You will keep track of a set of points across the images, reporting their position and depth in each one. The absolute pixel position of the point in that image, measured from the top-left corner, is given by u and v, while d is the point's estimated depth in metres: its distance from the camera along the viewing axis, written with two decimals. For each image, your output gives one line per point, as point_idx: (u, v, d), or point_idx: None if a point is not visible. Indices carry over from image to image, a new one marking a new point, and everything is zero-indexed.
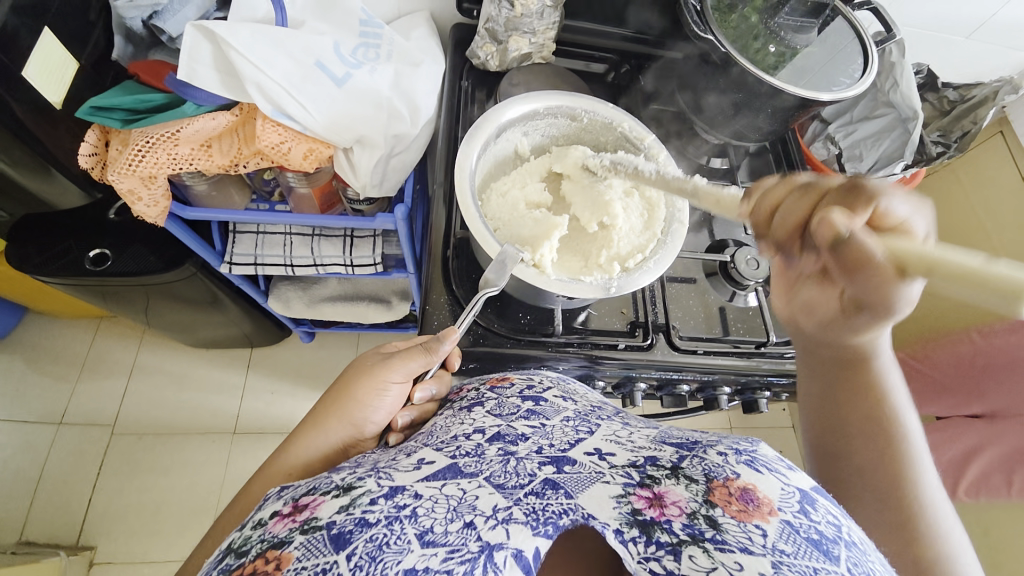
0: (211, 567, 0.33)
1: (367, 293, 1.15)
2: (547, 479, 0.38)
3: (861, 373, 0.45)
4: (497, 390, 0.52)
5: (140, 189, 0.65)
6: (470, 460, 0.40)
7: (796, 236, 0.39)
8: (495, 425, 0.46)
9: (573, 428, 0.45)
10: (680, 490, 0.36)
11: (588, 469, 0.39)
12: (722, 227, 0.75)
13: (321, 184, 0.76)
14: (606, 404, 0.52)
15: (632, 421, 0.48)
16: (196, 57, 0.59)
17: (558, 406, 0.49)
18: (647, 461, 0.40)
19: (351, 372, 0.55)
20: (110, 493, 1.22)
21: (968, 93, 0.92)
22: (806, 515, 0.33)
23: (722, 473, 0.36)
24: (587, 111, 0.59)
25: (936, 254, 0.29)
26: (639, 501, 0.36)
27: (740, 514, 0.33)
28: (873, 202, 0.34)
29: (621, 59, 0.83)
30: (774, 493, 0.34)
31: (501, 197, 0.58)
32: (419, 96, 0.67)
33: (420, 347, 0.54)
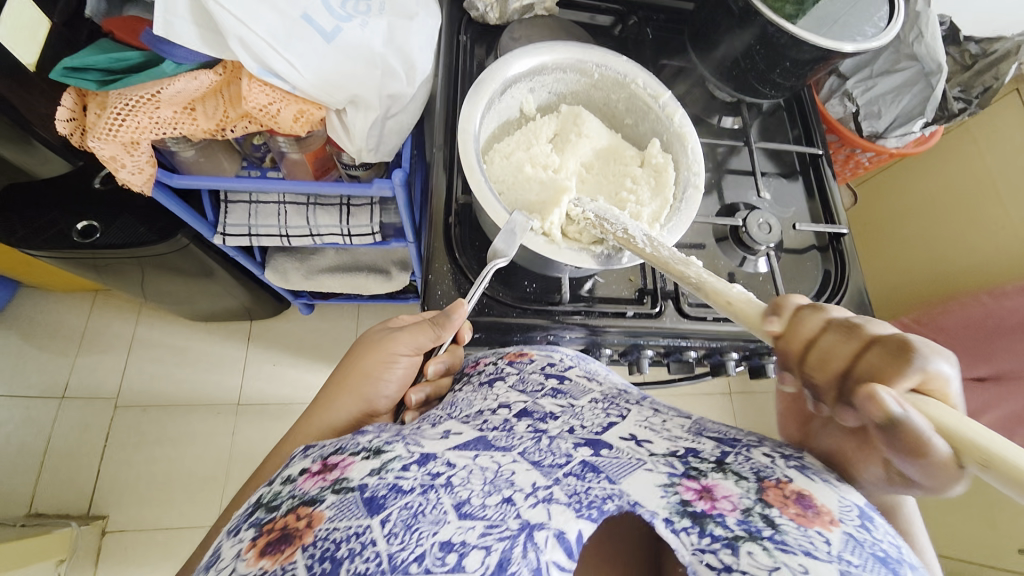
0: (242, 519, 0.35)
1: (366, 264, 1.13)
2: (585, 461, 0.39)
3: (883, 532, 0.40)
4: (517, 364, 0.51)
5: (123, 155, 0.62)
6: (501, 435, 0.41)
7: (834, 381, 0.35)
8: (522, 400, 0.46)
9: (604, 411, 0.44)
10: (730, 484, 0.36)
11: (626, 455, 0.39)
12: (733, 190, 0.72)
13: (314, 149, 0.73)
14: (630, 389, 0.51)
15: (663, 407, 0.46)
16: (172, 9, 0.54)
17: (584, 386, 0.48)
18: (688, 452, 0.39)
19: (361, 345, 0.55)
20: (118, 464, 1.23)
21: (991, 47, 0.89)
22: (869, 530, 0.32)
23: (773, 475, 0.37)
24: (598, 65, 0.55)
25: (995, 448, 0.28)
26: (687, 493, 0.36)
27: (799, 517, 0.33)
28: (923, 368, 0.32)
29: (628, 9, 0.78)
30: (833, 503, 0.34)
31: (504, 159, 0.55)
32: (414, 52, 0.62)
33: (428, 322, 0.53)
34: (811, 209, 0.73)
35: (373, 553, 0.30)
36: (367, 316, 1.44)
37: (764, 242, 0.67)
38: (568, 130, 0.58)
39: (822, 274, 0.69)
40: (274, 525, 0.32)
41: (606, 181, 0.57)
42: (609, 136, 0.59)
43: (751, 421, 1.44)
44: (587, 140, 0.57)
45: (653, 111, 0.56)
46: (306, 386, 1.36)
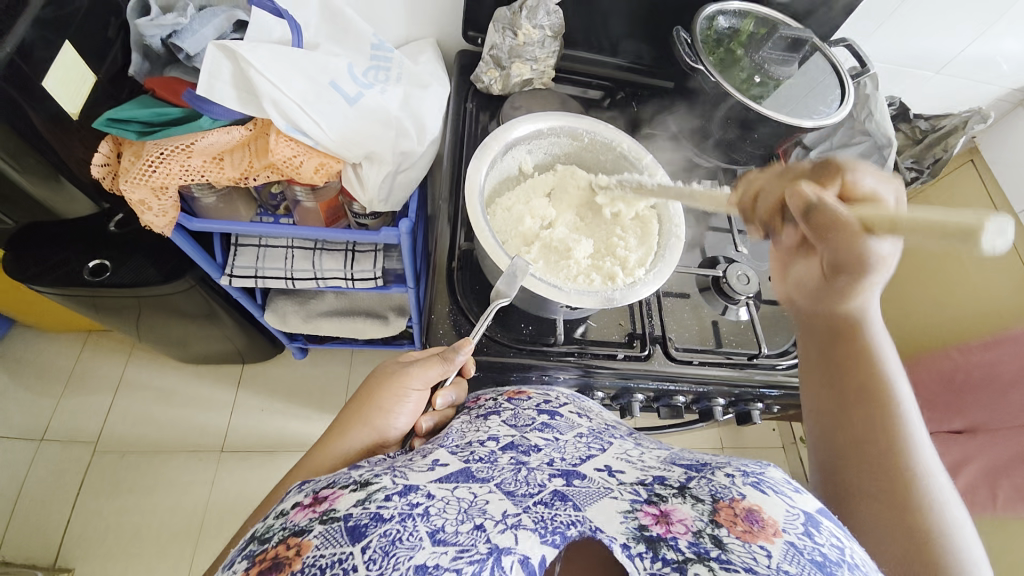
0: (235, 555, 0.34)
1: (364, 309, 1.16)
2: (556, 490, 0.40)
3: (850, 341, 0.46)
4: (515, 401, 0.54)
5: (151, 199, 0.66)
6: (482, 466, 0.42)
7: (775, 214, 0.47)
8: (510, 433, 0.48)
9: (585, 445, 0.47)
10: (687, 508, 0.38)
11: (597, 484, 0.41)
12: (713, 245, 0.79)
13: (327, 199, 0.78)
14: (618, 424, 0.54)
15: (644, 442, 0.50)
16: (217, 74, 0.61)
17: (572, 422, 0.51)
18: (655, 480, 0.42)
19: (373, 379, 0.57)
20: (91, 513, 1.18)
21: (938, 123, 0.99)
22: (810, 537, 0.34)
23: (728, 494, 0.38)
24: (589, 132, 0.63)
25: (898, 215, 0.35)
26: (646, 518, 0.37)
27: (745, 535, 0.34)
28: (840, 177, 0.42)
29: (616, 86, 0.88)
30: (778, 514, 0.35)
31: (506, 212, 0.61)
32: (426, 116, 0.70)
33: (437, 356, 0.56)
34: None
35: None
36: (360, 362, 1.44)
37: (744, 292, 0.72)
38: (563, 188, 0.63)
39: None
40: (265, 555, 0.32)
41: (598, 230, 0.62)
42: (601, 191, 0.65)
43: None
44: (582, 195, 0.63)
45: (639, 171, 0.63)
46: (294, 433, 1.33)
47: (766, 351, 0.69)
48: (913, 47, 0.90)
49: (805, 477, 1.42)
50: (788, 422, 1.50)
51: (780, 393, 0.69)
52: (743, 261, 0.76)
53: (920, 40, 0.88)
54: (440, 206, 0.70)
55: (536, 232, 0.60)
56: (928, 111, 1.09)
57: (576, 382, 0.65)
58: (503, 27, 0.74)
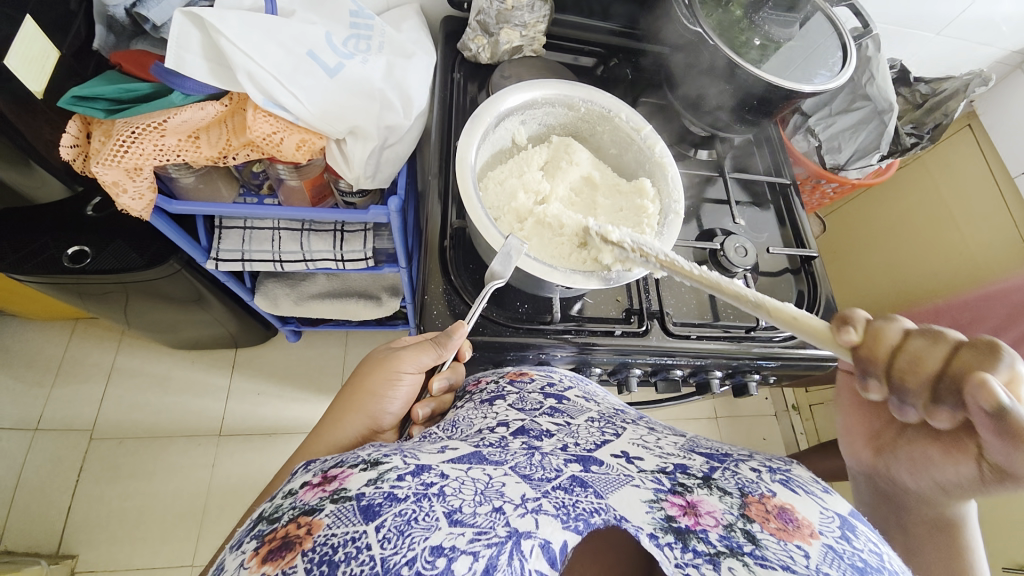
0: (244, 535, 0.33)
1: (356, 290, 1.15)
2: (574, 476, 0.40)
3: (955, 538, 0.42)
4: (518, 384, 0.54)
5: (125, 180, 0.63)
6: (495, 450, 0.42)
7: (926, 387, 0.35)
8: (519, 418, 0.47)
9: (599, 429, 0.46)
10: (714, 500, 0.38)
11: (616, 471, 0.41)
12: (710, 217, 0.77)
13: (312, 177, 0.75)
14: (627, 408, 0.53)
15: (658, 426, 0.49)
16: (186, 45, 0.57)
17: (581, 406, 0.51)
18: (677, 469, 0.42)
19: (365, 367, 0.56)
20: (92, 500, 1.18)
21: (939, 86, 0.97)
22: (848, 540, 0.35)
23: (756, 490, 0.39)
24: (585, 101, 0.60)
25: None
26: (673, 508, 0.37)
27: (779, 532, 0.35)
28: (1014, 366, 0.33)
29: (609, 53, 0.84)
30: (814, 517, 0.36)
31: (499, 185, 0.59)
32: (411, 87, 0.67)
33: (430, 341, 0.54)
34: (783, 232, 0.79)
35: (368, 558, 0.30)
36: (355, 343, 1.44)
37: (741, 265, 0.71)
38: (558, 162, 0.61)
39: (796, 294, 0.74)
40: (275, 535, 0.32)
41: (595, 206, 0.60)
42: (597, 163, 0.63)
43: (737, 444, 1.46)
44: (577, 168, 0.61)
45: (636, 142, 0.60)
46: (292, 415, 1.33)
47: (763, 323, 0.69)
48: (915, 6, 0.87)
49: (797, 443, 1.45)
50: (780, 390, 1.52)
51: (777, 364, 0.69)
52: (740, 233, 0.75)
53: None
54: (429, 183, 0.68)
55: (530, 207, 0.57)
56: (928, 75, 1.06)
57: (573, 360, 0.64)
58: None
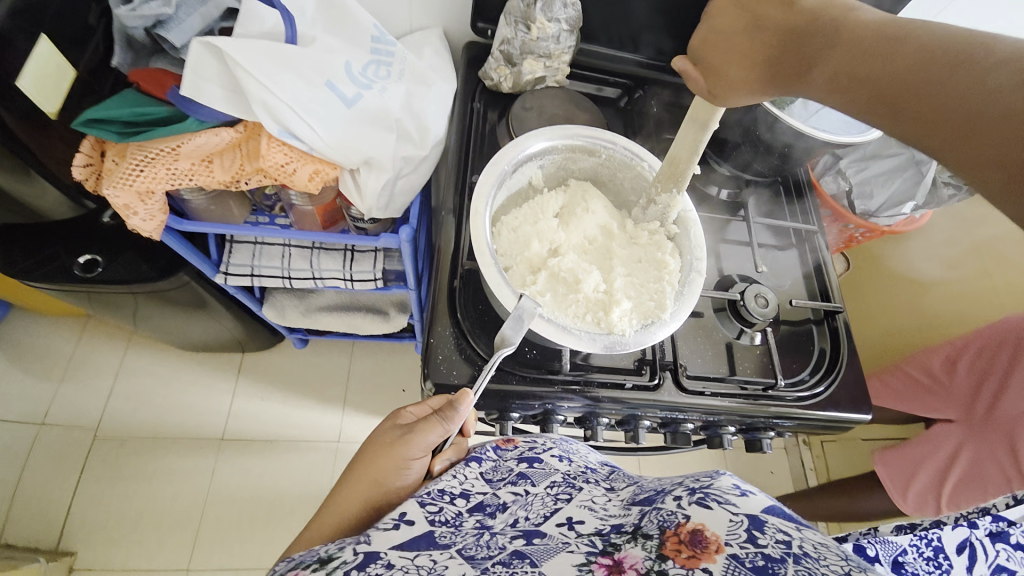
0: None
1: (364, 304, 1.13)
2: (515, 551, 0.38)
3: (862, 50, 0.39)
4: (501, 450, 0.53)
5: (137, 204, 0.63)
6: (447, 531, 0.42)
7: None
8: (483, 492, 0.48)
9: (553, 498, 0.44)
10: (638, 551, 0.35)
11: (555, 540, 0.39)
12: (731, 261, 0.75)
13: (325, 203, 0.74)
14: (598, 465, 0.52)
15: (618, 484, 0.47)
16: (202, 74, 0.56)
17: (549, 468, 0.49)
18: (612, 529, 0.39)
19: (370, 448, 0.57)
20: (93, 497, 1.19)
21: None
22: (753, 541, 0.32)
23: (674, 522, 0.36)
24: (608, 148, 0.59)
25: None
26: (599, 569, 0.35)
27: (688, 561, 0.32)
28: None
29: (635, 84, 0.82)
30: (721, 528, 0.34)
31: (512, 232, 0.57)
32: (429, 117, 0.66)
33: (437, 417, 0.54)
34: (806, 279, 0.75)
35: None
36: (361, 353, 1.42)
37: (761, 316, 0.68)
38: (577, 207, 0.60)
39: (818, 351, 0.70)
40: None
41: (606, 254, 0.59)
42: (615, 212, 0.61)
43: (742, 478, 1.43)
44: (592, 216, 0.59)
45: None
46: (293, 423, 1.33)
47: (783, 381, 0.66)
48: None
49: (806, 480, 1.41)
50: None
51: (793, 423, 0.67)
52: (762, 282, 0.72)
53: None
54: (445, 201, 0.67)
55: (545, 259, 0.56)
56: None
57: (582, 410, 0.62)
58: (516, 20, 0.68)
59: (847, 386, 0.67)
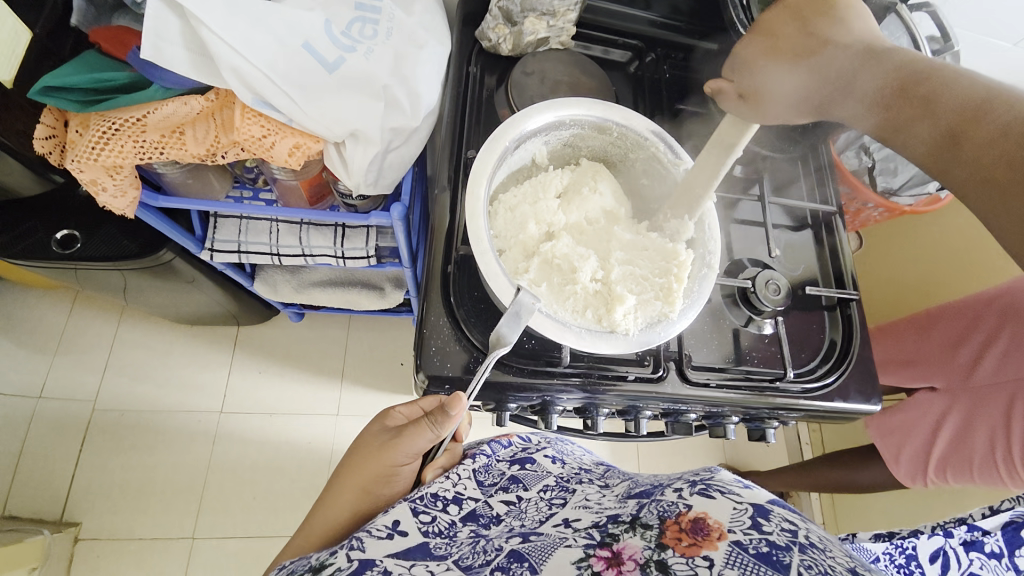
0: None
1: (359, 280, 1.09)
2: (513, 551, 0.36)
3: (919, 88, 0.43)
4: (493, 447, 0.54)
5: (104, 178, 0.58)
6: (441, 543, 0.40)
7: None
8: (473, 500, 0.46)
9: (548, 503, 0.43)
10: (637, 540, 0.33)
11: (553, 536, 0.37)
12: (742, 243, 0.70)
13: (310, 176, 0.69)
14: (593, 467, 0.51)
15: (612, 482, 0.46)
16: (162, 33, 0.50)
17: (541, 471, 0.48)
18: (609, 520, 0.37)
19: (361, 451, 0.56)
20: (95, 470, 1.20)
21: None
22: (758, 528, 0.31)
23: (674, 512, 0.35)
24: (619, 124, 0.53)
25: None
26: (598, 563, 0.33)
27: (689, 549, 0.31)
28: None
29: (647, 46, 0.75)
30: (723, 516, 0.32)
31: (509, 212, 0.52)
32: (421, 83, 0.59)
33: (427, 420, 0.52)
34: (821, 263, 0.71)
35: None
36: (358, 327, 1.40)
37: (772, 304, 0.65)
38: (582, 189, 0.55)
39: (828, 342, 0.67)
40: None
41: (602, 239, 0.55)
42: (622, 198, 0.57)
43: (739, 454, 1.44)
44: (597, 198, 0.55)
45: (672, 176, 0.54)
46: (292, 396, 1.32)
47: (792, 372, 0.63)
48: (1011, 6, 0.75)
49: (803, 455, 1.42)
50: None
51: (798, 414, 0.64)
52: (775, 267, 0.68)
53: None
54: (440, 173, 0.62)
55: (538, 243, 0.52)
56: None
57: (580, 401, 0.60)
58: None
59: (858, 376, 0.64)
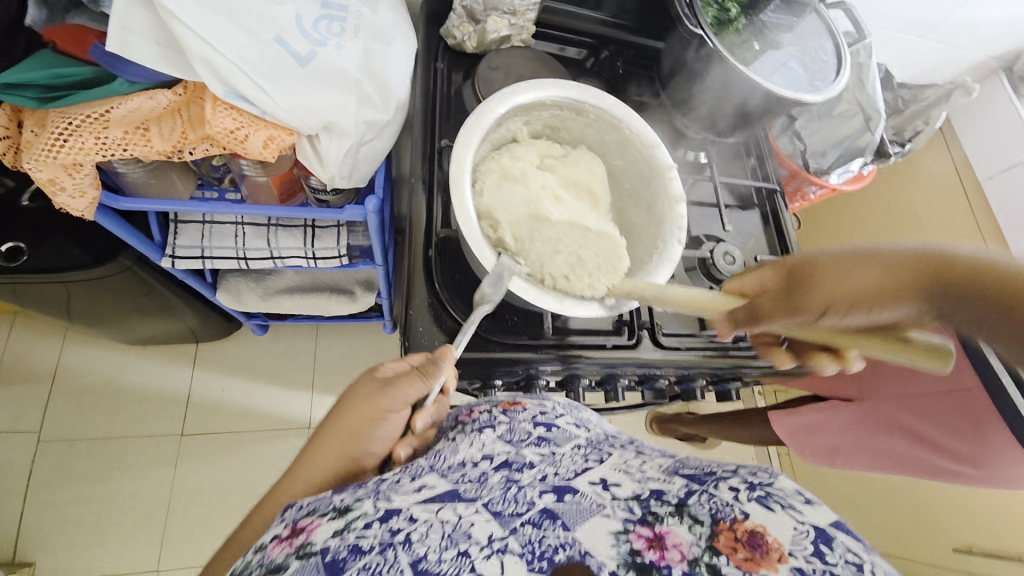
0: None
1: (327, 284, 1.08)
2: (545, 508, 0.39)
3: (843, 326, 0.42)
4: (510, 413, 0.52)
5: (63, 177, 0.55)
6: (471, 487, 0.41)
7: None
8: (506, 450, 0.46)
9: (583, 458, 0.47)
10: (683, 531, 0.37)
11: (588, 501, 0.40)
12: (698, 221, 0.76)
13: (281, 173, 0.69)
14: (619, 434, 0.55)
15: (646, 451, 0.50)
16: (130, 26, 0.50)
17: (569, 435, 0.51)
18: (653, 496, 0.40)
19: (348, 400, 0.55)
20: (44, 506, 1.11)
21: (922, 93, 0.93)
22: (821, 557, 0.32)
23: (729, 516, 0.36)
24: (595, 106, 0.57)
25: None
26: (638, 541, 0.36)
27: (746, 563, 0.33)
28: None
29: (601, 44, 0.80)
30: (785, 535, 0.34)
31: (500, 172, 0.56)
32: (391, 79, 0.62)
33: (416, 371, 0.52)
34: (767, 236, 0.78)
35: None
36: (327, 336, 1.37)
37: (728, 273, 0.71)
38: (573, 172, 0.60)
39: None
40: None
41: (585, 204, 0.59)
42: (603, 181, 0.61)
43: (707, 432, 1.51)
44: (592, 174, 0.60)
45: (643, 156, 0.59)
46: (260, 412, 1.27)
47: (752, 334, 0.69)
48: (905, 8, 0.87)
49: None
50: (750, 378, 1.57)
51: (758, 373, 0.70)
52: (728, 240, 0.74)
53: (911, 1, 0.85)
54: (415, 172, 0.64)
55: (500, 177, 0.56)
56: (906, 78, 1.08)
57: (561, 372, 0.62)
58: None
59: None
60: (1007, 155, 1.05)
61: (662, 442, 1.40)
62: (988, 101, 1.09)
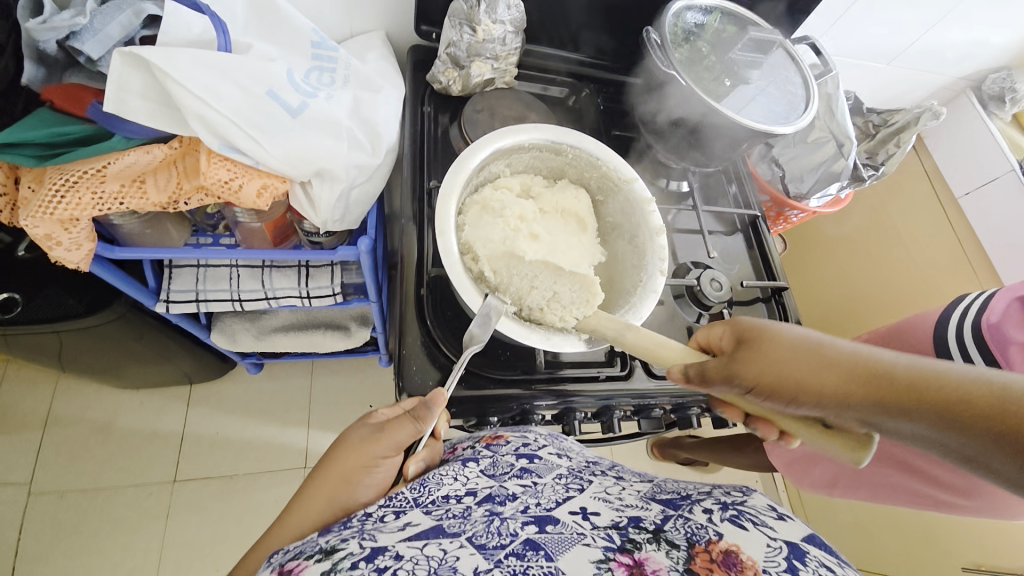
0: None
1: (322, 321, 1.08)
2: (528, 539, 0.39)
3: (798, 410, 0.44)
4: (492, 447, 0.53)
5: (59, 233, 0.56)
6: (455, 522, 0.41)
7: None
8: (488, 486, 0.47)
9: (564, 487, 0.47)
10: (661, 556, 0.37)
11: (569, 530, 0.40)
12: (685, 248, 0.78)
13: (274, 218, 0.71)
14: (600, 460, 0.56)
15: (625, 479, 0.51)
16: (126, 86, 0.52)
17: (551, 465, 0.51)
18: (630, 522, 0.41)
19: (340, 448, 0.54)
20: (31, 562, 1.07)
21: (892, 117, 0.96)
22: (794, 572, 0.34)
23: (704, 538, 0.38)
24: (573, 146, 0.60)
25: None
26: (619, 569, 0.36)
27: None
28: None
29: (580, 82, 0.84)
30: (759, 554, 0.36)
31: (482, 210, 0.58)
32: (380, 123, 0.64)
33: (408, 416, 0.52)
34: (753, 260, 0.80)
35: None
36: (323, 372, 1.36)
37: (717, 299, 0.72)
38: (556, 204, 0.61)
39: None
40: None
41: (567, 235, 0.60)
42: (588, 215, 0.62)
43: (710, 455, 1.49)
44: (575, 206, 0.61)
45: (624, 191, 0.60)
46: (255, 453, 1.25)
47: None
48: (869, 39, 0.92)
49: None
50: None
51: None
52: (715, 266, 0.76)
53: (874, 33, 0.90)
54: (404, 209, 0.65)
55: (482, 212, 0.58)
56: (877, 102, 1.13)
57: (556, 406, 0.63)
58: (459, 22, 0.67)
59: None
60: (981, 172, 1.09)
61: (664, 467, 1.38)
62: (957, 121, 1.13)
